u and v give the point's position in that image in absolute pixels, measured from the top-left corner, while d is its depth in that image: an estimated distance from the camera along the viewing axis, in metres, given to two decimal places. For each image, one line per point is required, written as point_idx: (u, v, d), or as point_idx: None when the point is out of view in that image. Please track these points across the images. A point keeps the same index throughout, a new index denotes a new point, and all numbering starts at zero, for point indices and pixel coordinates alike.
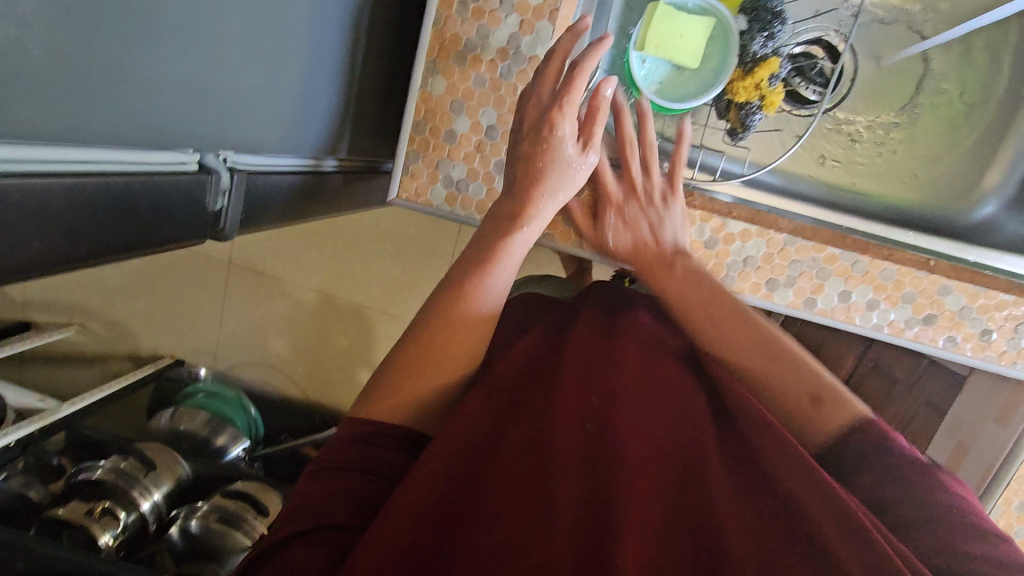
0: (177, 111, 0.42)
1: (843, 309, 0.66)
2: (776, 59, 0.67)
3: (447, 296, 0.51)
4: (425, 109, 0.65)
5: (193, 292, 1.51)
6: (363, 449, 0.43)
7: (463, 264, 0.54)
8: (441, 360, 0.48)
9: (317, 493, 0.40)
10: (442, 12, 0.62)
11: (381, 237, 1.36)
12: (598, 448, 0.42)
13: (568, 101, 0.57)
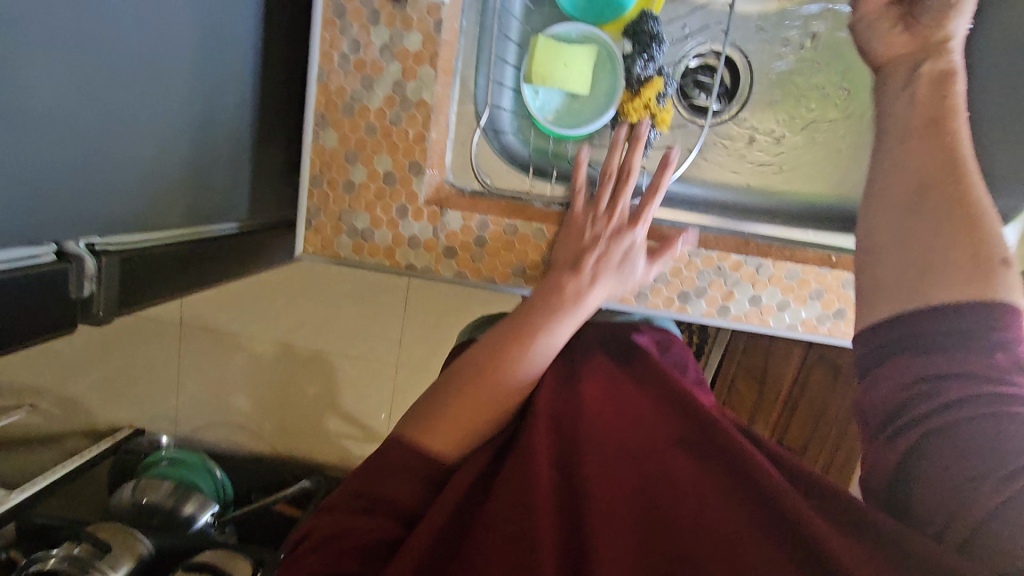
0: (34, 201, 0.42)
1: (756, 313, 0.67)
2: (660, 78, 0.69)
3: (491, 350, 0.56)
4: (320, 162, 0.65)
5: (147, 357, 1.45)
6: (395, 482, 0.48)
7: (504, 325, 0.58)
8: (474, 414, 0.53)
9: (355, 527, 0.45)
10: (324, 66, 0.62)
11: (328, 283, 1.33)
12: (564, 500, 0.47)
13: (643, 212, 0.64)
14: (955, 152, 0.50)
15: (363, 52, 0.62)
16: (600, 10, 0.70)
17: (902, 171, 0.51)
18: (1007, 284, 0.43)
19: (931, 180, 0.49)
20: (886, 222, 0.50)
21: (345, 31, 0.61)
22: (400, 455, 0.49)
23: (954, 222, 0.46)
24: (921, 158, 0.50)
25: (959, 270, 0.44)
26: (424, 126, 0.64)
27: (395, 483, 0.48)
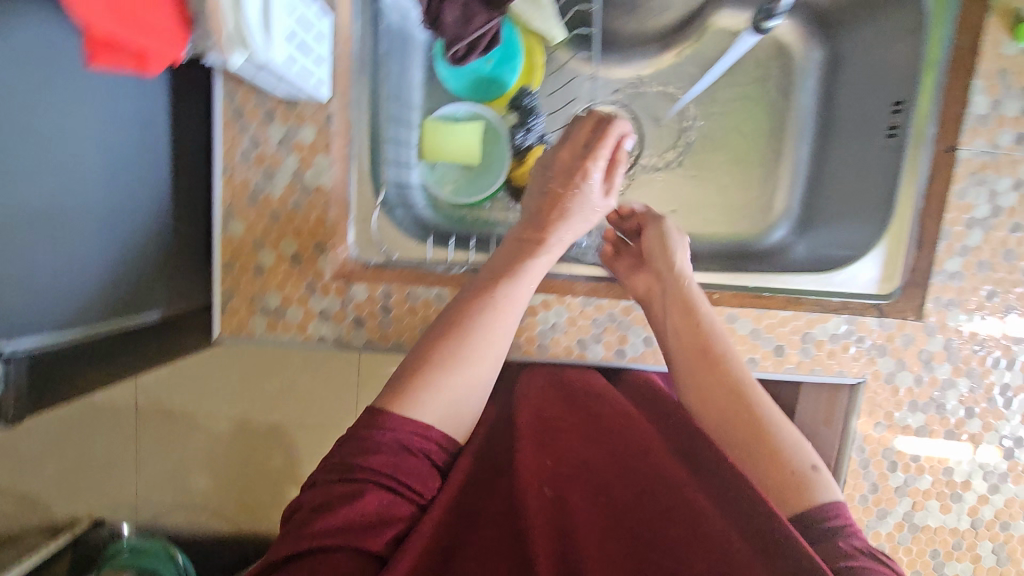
0: None
1: (650, 352, 0.72)
2: (540, 146, 0.79)
3: (472, 299, 0.60)
4: (230, 250, 0.69)
5: (106, 446, 1.37)
6: (392, 448, 0.50)
7: (487, 274, 0.63)
8: (466, 369, 0.55)
9: (369, 505, 0.48)
10: (227, 163, 0.68)
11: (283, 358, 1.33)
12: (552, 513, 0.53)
13: (599, 153, 0.68)
14: (728, 375, 0.61)
15: (262, 147, 0.68)
16: (483, 88, 0.81)
17: (708, 398, 0.61)
18: (821, 489, 0.55)
19: (730, 413, 0.59)
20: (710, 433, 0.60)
21: (245, 130, 0.67)
22: (388, 429, 0.50)
23: (761, 446, 0.57)
24: (707, 386, 0.61)
25: (785, 493, 0.55)
26: (324, 209, 0.69)
27: (394, 458, 0.50)
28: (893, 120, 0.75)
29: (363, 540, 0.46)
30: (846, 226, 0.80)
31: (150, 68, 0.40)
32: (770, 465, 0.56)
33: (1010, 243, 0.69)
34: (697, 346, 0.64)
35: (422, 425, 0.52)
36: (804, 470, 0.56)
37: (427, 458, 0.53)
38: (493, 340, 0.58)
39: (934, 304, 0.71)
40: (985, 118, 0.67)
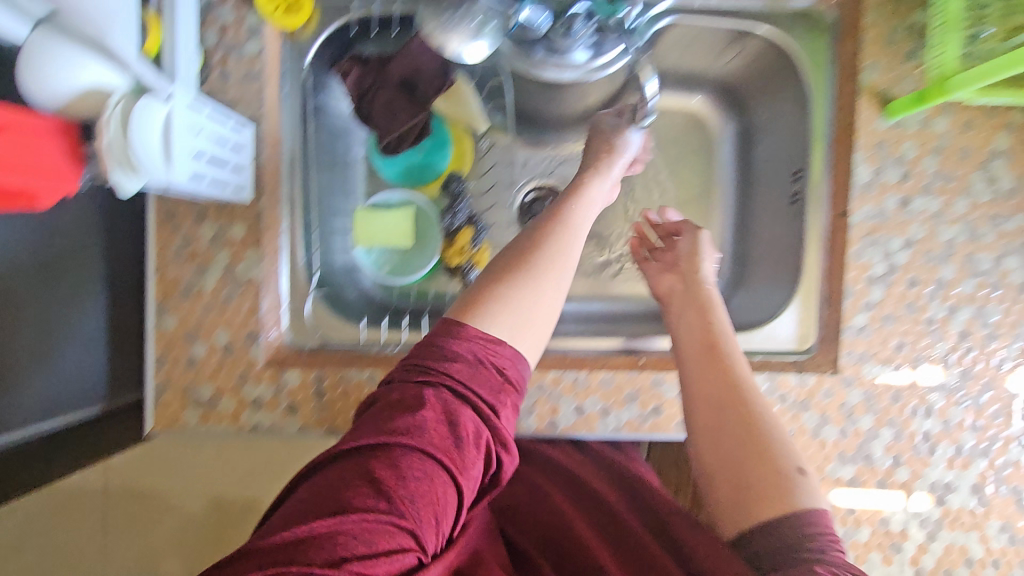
0: None
1: (582, 421, 0.74)
2: (469, 227, 0.83)
3: (540, 228, 0.63)
4: (163, 345, 0.71)
5: None
6: (468, 363, 0.52)
7: (553, 208, 0.66)
8: (532, 299, 0.56)
9: (444, 408, 0.49)
10: (159, 261, 0.71)
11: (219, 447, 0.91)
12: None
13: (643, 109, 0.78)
14: (732, 364, 0.63)
15: (194, 245, 0.71)
16: (419, 173, 0.86)
17: (703, 392, 0.61)
18: (802, 495, 0.52)
19: (726, 407, 0.59)
20: (699, 420, 0.60)
21: (176, 231, 0.71)
22: (463, 340, 0.52)
23: (761, 444, 0.56)
24: (712, 379, 0.62)
25: (762, 491, 0.53)
26: (254, 300, 0.71)
27: (468, 370, 0.51)
28: (794, 188, 0.81)
29: (437, 446, 0.47)
30: (768, 286, 0.84)
31: (40, 202, 0.48)
32: (750, 475, 0.54)
33: (911, 297, 0.73)
34: (704, 344, 0.66)
35: (490, 342, 0.53)
36: (788, 471, 0.54)
37: (499, 371, 0.53)
38: (560, 267, 0.60)
39: (849, 358, 0.74)
40: (869, 186, 0.73)
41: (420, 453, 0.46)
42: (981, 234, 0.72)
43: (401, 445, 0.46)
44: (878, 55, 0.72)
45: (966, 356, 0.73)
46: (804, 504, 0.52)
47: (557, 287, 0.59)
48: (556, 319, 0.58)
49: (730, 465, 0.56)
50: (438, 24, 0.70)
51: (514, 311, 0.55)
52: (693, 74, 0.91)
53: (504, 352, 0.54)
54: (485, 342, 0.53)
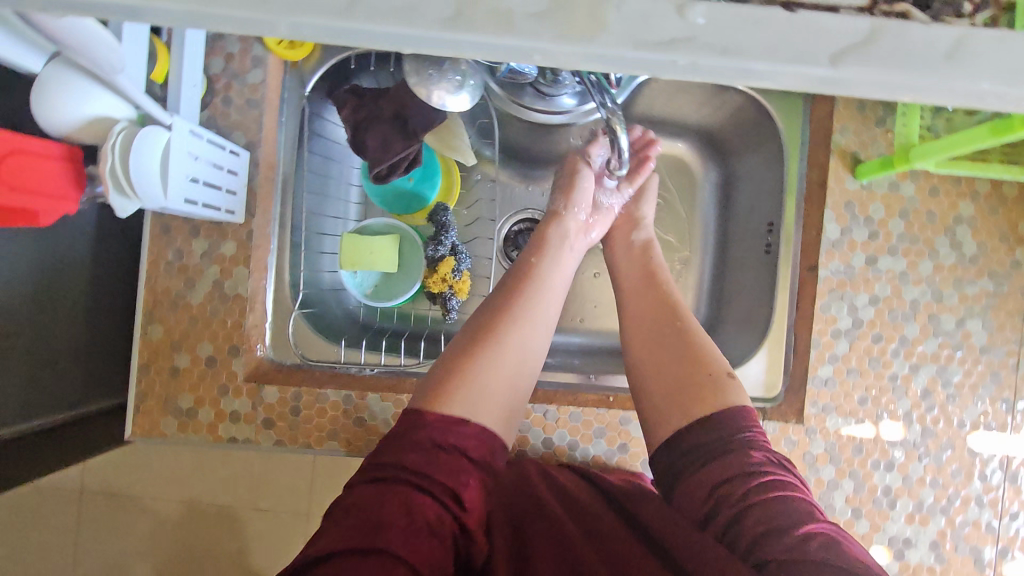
0: None
1: (551, 453, 0.75)
2: (453, 257, 0.83)
3: (504, 294, 0.67)
4: (148, 353, 0.73)
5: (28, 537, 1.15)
6: (422, 450, 0.53)
7: (513, 272, 0.71)
8: (498, 373, 0.60)
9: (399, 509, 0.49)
10: (152, 272, 0.74)
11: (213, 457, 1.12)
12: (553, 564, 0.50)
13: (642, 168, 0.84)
14: (666, 292, 0.72)
15: (186, 258, 0.74)
16: (407, 203, 0.88)
17: (642, 313, 0.70)
18: (734, 392, 0.61)
19: (660, 334, 0.67)
20: (641, 341, 0.68)
21: (171, 244, 0.74)
22: (424, 427, 0.54)
23: (697, 355, 0.64)
24: (651, 302, 0.71)
25: (699, 392, 0.61)
26: (240, 314, 0.74)
27: (424, 457, 0.53)
28: (768, 240, 0.84)
29: (394, 543, 0.47)
30: (740, 334, 0.86)
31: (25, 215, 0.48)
32: (691, 386, 0.61)
33: (875, 352, 0.77)
34: (647, 283, 0.74)
35: (450, 421, 0.55)
36: (720, 374, 0.62)
37: (460, 453, 0.54)
38: (520, 338, 0.63)
39: (813, 409, 0.76)
40: (838, 243, 0.78)
41: (379, 556, 0.45)
42: (945, 295, 0.78)
43: (360, 551, 0.45)
44: (847, 120, 0.80)
45: (926, 416, 0.76)
46: (733, 401, 0.60)
47: (518, 357, 0.62)
48: (518, 400, 0.61)
49: (671, 377, 0.63)
50: (420, 79, 0.72)
51: (478, 390, 0.58)
52: (679, 122, 0.95)
53: (466, 431, 0.56)
54: (450, 420, 0.55)
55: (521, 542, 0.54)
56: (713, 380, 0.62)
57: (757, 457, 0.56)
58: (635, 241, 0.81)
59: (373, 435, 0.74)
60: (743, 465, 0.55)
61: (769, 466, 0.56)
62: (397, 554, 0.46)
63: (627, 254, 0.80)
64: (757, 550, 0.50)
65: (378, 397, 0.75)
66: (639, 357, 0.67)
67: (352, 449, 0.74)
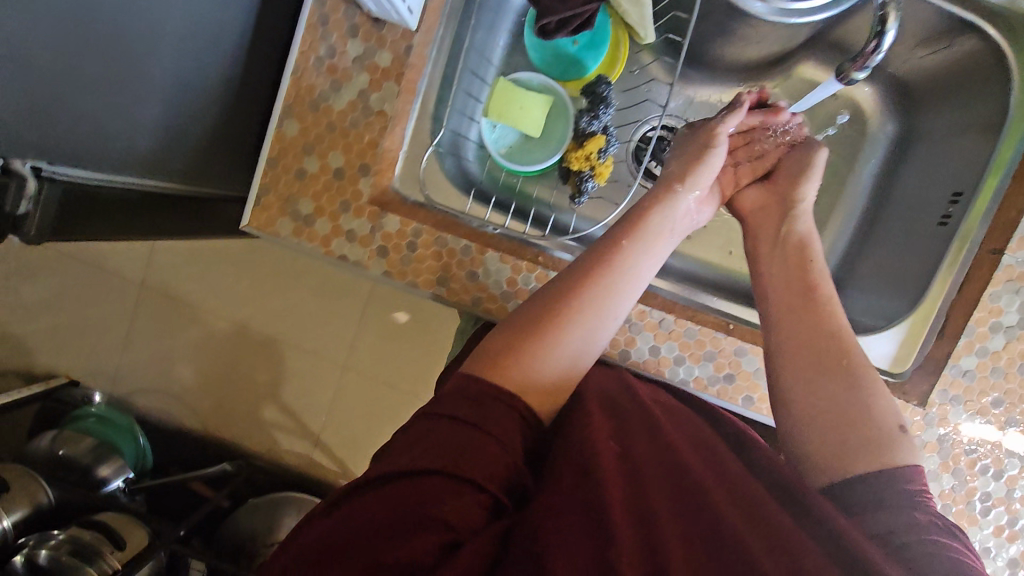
0: (35, 134, 0.49)
1: (653, 361, 0.72)
2: (604, 136, 0.75)
3: (583, 268, 0.62)
4: (278, 147, 0.70)
5: (130, 318, 1.78)
6: (485, 400, 0.51)
7: (611, 232, 0.66)
8: (550, 356, 0.56)
9: (465, 440, 0.47)
10: (300, 63, 0.68)
11: (279, 290, 1.70)
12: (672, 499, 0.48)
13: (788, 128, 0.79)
14: (831, 321, 0.64)
15: (338, 58, 0.68)
16: (564, 67, 0.80)
17: (801, 343, 0.64)
18: (905, 450, 0.57)
19: (821, 345, 0.63)
20: (800, 376, 0.62)
21: (325, 38, 0.68)
22: (472, 390, 0.52)
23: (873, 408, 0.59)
24: (828, 321, 0.64)
25: (870, 449, 0.57)
26: (379, 133, 0.69)
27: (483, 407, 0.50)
28: (947, 211, 0.77)
29: (461, 470, 0.46)
30: (877, 303, 0.80)
31: None
32: (843, 415, 0.59)
33: None
34: (794, 290, 0.68)
35: (497, 391, 0.53)
36: (893, 429, 0.58)
37: (513, 416, 0.51)
38: (583, 333, 0.58)
39: (939, 397, 0.71)
40: None
41: (454, 480, 0.45)
42: None
43: (434, 471, 0.45)
44: None
45: None
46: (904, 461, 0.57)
47: (575, 346, 0.58)
48: (565, 388, 0.57)
49: (826, 405, 0.59)
50: None
51: (528, 370, 0.54)
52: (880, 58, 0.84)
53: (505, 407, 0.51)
54: (503, 393, 0.52)
55: (638, 459, 0.52)
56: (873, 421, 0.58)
57: (923, 518, 0.52)
58: (788, 232, 0.73)
59: (481, 292, 0.72)
60: (906, 516, 0.52)
61: (943, 530, 0.52)
62: (470, 477, 0.46)
63: (782, 250, 0.72)
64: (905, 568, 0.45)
65: (497, 257, 0.71)
66: (791, 389, 0.62)
67: (460, 301, 0.72)
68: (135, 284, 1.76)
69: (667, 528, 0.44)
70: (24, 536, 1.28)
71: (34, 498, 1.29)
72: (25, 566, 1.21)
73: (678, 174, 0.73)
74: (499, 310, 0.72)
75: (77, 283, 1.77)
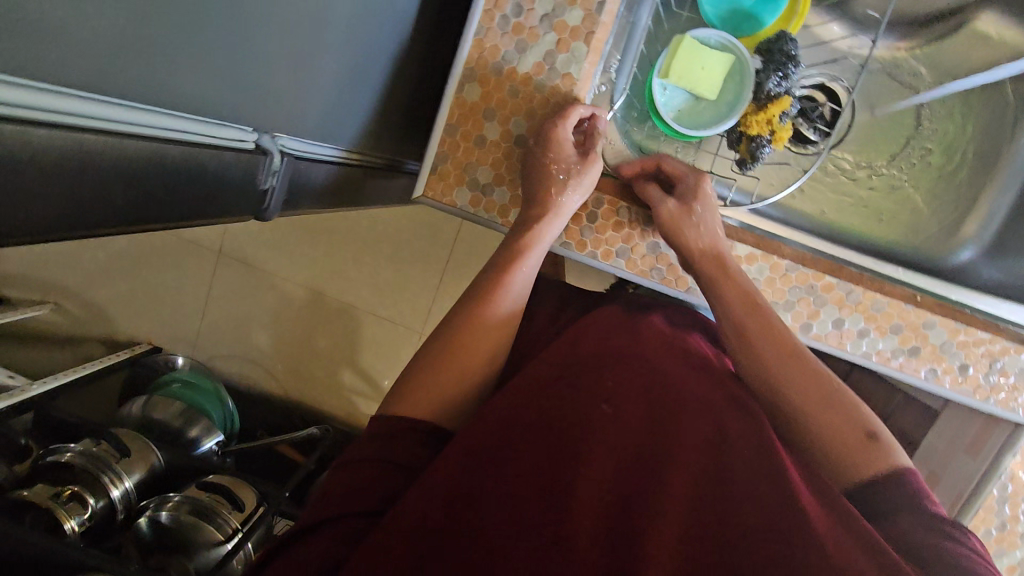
0: (259, 104, 0.47)
1: (836, 335, 0.70)
2: (788, 98, 0.72)
3: None
4: (458, 113, 0.67)
5: (205, 284, 1.78)
6: (378, 445, 0.52)
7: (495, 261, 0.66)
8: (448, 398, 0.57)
9: (362, 484, 0.49)
10: (483, 23, 0.65)
11: (358, 256, 1.69)
12: (609, 479, 0.49)
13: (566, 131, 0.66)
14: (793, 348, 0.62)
15: (524, 17, 0.65)
16: (737, 23, 0.76)
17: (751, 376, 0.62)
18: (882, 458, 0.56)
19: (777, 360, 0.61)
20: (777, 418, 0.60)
21: None
22: (355, 447, 0.53)
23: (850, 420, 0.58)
24: (766, 349, 0.61)
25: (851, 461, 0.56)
26: (567, 98, 0.67)
27: (376, 448, 0.52)
28: None
29: (367, 509, 0.48)
30: None
31: None
32: (817, 425, 0.58)
33: None
34: (746, 308, 0.64)
35: (372, 435, 0.53)
36: (858, 440, 0.57)
37: (396, 458, 0.51)
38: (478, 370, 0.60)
39: None
40: None
41: (359, 520, 0.47)
42: None
43: (341, 520, 0.47)
44: None
45: None
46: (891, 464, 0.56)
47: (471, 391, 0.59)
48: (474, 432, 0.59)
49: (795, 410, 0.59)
50: None
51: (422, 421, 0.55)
52: None
53: (404, 426, 0.54)
54: (396, 422, 0.54)
55: (588, 432, 0.51)
56: (851, 425, 0.58)
57: (911, 521, 0.52)
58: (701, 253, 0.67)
59: (661, 264, 0.71)
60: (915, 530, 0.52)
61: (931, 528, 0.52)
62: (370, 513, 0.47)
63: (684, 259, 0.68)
64: (885, 544, 0.47)
65: None
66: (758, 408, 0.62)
67: (638, 273, 0.71)
68: (207, 251, 1.75)
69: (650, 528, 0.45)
70: (143, 498, 1.32)
71: (148, 460, 1.33)
72: (150, 527, 1.23)
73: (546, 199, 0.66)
74: (678, 281, 0.72)
75: (149, 250, 1.76)
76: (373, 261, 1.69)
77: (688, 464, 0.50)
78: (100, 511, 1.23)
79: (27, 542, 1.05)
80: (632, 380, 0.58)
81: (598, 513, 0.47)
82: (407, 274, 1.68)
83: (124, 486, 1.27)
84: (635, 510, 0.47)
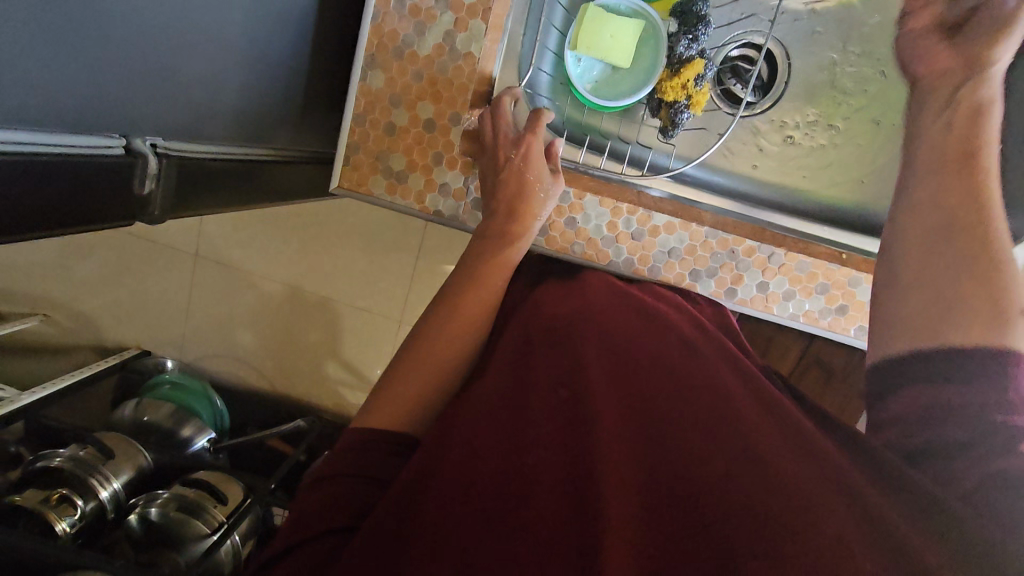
0: (128, 104, 0.47)
1: (762, 298, 0.72)
2: (701, 61, 0.70)
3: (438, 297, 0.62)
4: (365, 102, 0.67)
5: (184, 287, 1.80)
6: (349, 455, 0.50)
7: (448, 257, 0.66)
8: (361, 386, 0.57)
9: (329, 499, 0.46)
10: (380, 8, 0.64)
11: (329, 249, 1.69)
12: (568, 454, 0.45)
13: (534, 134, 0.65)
14: (973, 195, 0.58)
15: None
16: None
17: (920, 217, 0.60)
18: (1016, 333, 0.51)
19: (940, 226, 0.58)
20: (907, 268, 0.59)
21: None
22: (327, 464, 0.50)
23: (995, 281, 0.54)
24: (933, 195, 0.60)
25: (973, 317, 0.52)
26: (471, 78, 0.66)
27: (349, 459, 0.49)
28: None
29: (337, 525, 0.45)
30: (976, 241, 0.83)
31: None
32: (955, 288, 0.54)
33: None
34: (953, 151, 0.61)
35: (346, 447, 0.51)
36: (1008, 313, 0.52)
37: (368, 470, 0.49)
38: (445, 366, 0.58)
39: None
40: None
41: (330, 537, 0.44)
42: None
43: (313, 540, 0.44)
44: None
45: None
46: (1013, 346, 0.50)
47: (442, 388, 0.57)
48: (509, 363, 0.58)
49: (927, 264, 0.57)
50: None
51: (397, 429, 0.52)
52: None
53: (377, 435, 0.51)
54: (367, 433, 0.52)
55: (546, 412, 0.48)
56: (982, 299, 0.53)
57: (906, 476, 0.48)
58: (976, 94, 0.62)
59: (581, 239, 0.72)
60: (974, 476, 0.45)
61: (988, 409, 0.47)
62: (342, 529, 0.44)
63: (963, 62, 0.64)
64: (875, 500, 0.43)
65: (595, 201, 0.71)
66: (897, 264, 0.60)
67: (559, 250, 0.73)
68: (183, 254, 1.76)
69: (609, 494, 0.41)
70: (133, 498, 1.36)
71: (136, 462, 1.37)
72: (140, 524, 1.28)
73: (517, 195, 0.64)
74: (598, 256, 0.73)
75: (127, 256, 1.78)
76: (348, 252, 1.69)
77: (653, 437, 0.47)
78: (90, 513, 1.27)
79: (19, 546, 1.08)
80: (591, 356, 0.55)
81: (556, 489, 0.43)
82: (383, 263, 1.68)
83: (112, 487, 1.31)
84: (593, 474, 0.43)
